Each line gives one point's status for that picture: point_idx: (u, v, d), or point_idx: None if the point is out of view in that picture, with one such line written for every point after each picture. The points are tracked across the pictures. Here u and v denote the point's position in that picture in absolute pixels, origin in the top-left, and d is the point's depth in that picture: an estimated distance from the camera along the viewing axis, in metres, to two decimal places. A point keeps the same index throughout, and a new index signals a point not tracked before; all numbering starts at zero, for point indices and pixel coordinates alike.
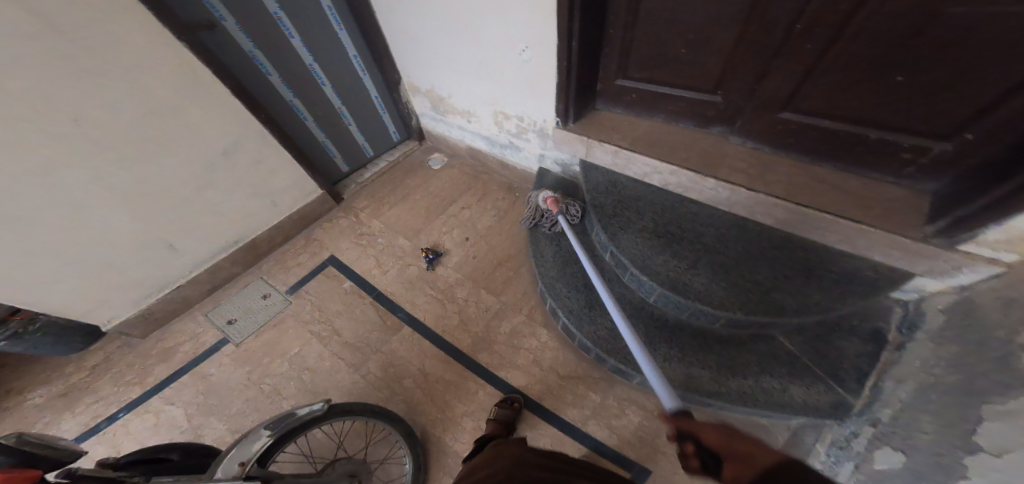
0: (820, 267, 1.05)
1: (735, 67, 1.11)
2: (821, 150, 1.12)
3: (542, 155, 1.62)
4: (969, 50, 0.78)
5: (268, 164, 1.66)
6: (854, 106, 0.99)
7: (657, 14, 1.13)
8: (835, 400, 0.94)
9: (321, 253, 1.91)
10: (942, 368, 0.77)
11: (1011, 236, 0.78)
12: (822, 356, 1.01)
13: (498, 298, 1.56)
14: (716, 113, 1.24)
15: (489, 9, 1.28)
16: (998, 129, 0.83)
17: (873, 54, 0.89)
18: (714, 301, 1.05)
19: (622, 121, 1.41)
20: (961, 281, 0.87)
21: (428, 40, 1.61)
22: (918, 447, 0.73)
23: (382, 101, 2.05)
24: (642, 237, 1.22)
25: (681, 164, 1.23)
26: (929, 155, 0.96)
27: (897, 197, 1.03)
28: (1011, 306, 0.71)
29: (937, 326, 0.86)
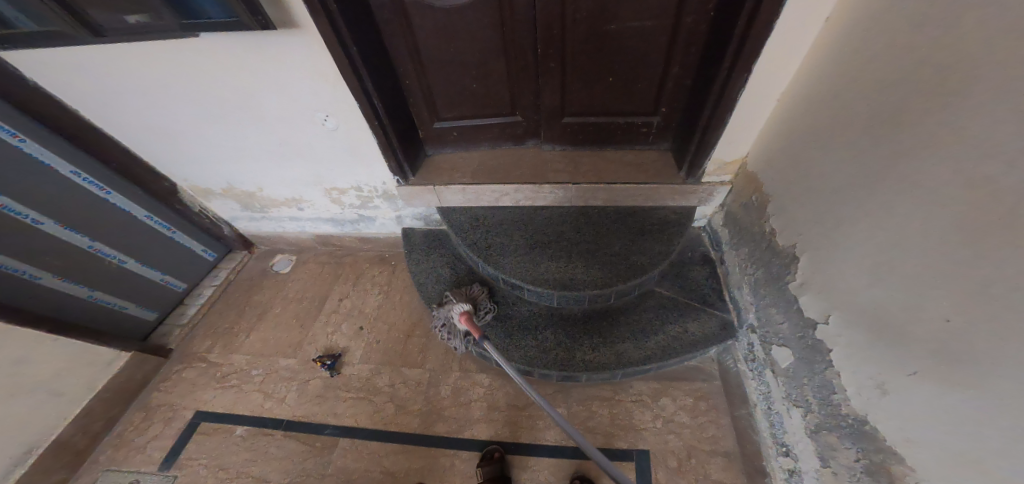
0: (646, 224, 1.42)
1: (518, 91, 1.25)
2: (598, 139, 1.38)
3: (398, 216, 1.56)
4: (637, 51, 1.11)
5: (13, 357, 1.17)
6: (601, 104, 1.27)
7: (438, 59, 1.14)
8: (721, 323, 1.30)
9: (183, 410, 1.50)
10: (751, 267, 1.21)
11: (718, 164, 1.26)
12: (689, 292, 1.39)
13: (424, 368, 1.52)
14: (523, 129, 1.37)
15: (259, 83, 1.09)
16: (677, 99, 1.23)
17: (589, 65, 1.15)
18: (598, 284, 1.31)
19: (455, 159, 1.42)
20: (719, 200, 1.37)
21: (195, 133, 1.28)
22: (789, 338, 1.05)
23: (165, 221, 1.57)
24: (520, 257, 1.38)
25: (519, 182, 1.35)
26: (654, 126, 1.32)
27: (655, 158, 1.38)
28: (750, 209, 1.22)
29: (728, 236, 1.34)
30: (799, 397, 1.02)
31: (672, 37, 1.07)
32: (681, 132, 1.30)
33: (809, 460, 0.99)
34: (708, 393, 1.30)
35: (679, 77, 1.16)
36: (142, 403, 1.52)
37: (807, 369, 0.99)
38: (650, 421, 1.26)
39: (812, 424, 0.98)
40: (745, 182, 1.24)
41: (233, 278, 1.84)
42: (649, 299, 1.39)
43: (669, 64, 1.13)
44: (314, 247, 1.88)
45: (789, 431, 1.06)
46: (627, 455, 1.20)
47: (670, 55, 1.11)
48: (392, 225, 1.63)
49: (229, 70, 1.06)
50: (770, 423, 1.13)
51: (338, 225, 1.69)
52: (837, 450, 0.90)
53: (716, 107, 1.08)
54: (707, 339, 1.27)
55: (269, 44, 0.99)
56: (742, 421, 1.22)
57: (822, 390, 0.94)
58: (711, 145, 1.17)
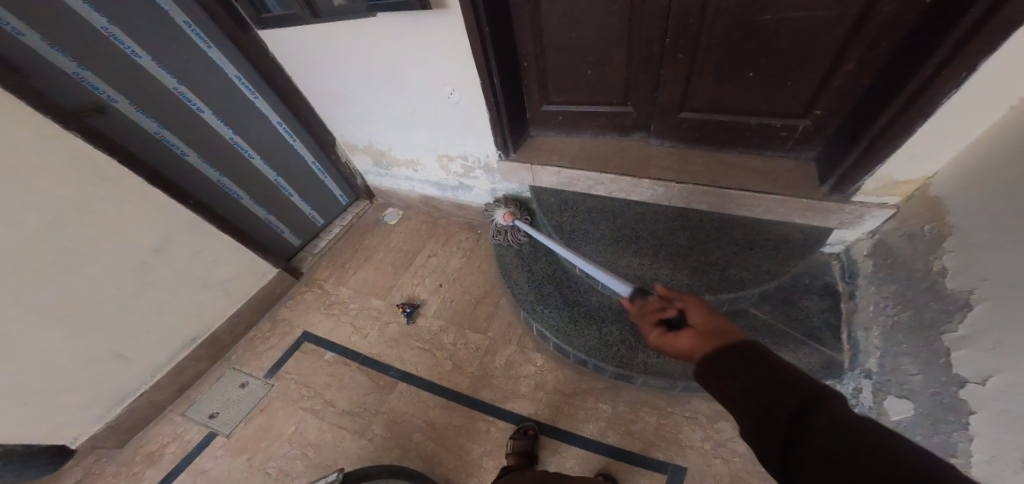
0: (751, 236, 1.26)
1: (637, 82, 1.27)
2: (720, 139, 1.29)
3: (493, 188, 1.71)
4: (797, 44, 1.01)
5: (210, 253, 1.59)
6: (733, 101, 1.19)
7: (561, 44, 1.25)
8: (828, 360, 1.08)
9: (297, 329, 1.82)
10: (894, 306, 0.98)
11: (882, 182, 1.03)
12: (797, 319, 1.17)
13: (485, 335, 1.58)
14: (636, 121, 1.38)
15: (411, 59, 1.36)
16: (837, 100, 1.07)
17: (731, 58, 1.10)
18: (683, 288, 1.22)
19: (558, 145, 1.50)
20: (867, 227, 1.12)
21: (356, 96, 1.64)
22: (918, 392, 0.89)
23: (320, 167, 2.02)
24: (603, 245, 1.38)
25: (617, 171, 1.36)
26: (798, 131, 1.18)
27: (790, 168, 1.22)
28: (918, 241, 0.96)
29: (870, 272, 1.09)
30: None
31: (852, 29, 0.94)
32: (839, 141, 1.12)
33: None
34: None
35: (853, 74, 1.01)
36: (273, 317, 1.89)
37: (928, 427, 0.86)
38: (700, 440, 1.15)
39: None
40: (922, 207, 0.98)
41: (356, 221, 2.23)
42: (739, 317, 1.22)
43: (835, 59, 1.00)
44: (418, 206, 2.16)
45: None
46: (662, 466, 1.12)
47: (841, 48, 0.98)
48: (484, 198, 1.81)
49: (392, 47, 1.35)
50: None
51: (442, 190, 1.92)
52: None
53: (898, 112, 0.89)
54: (807, 375, 1.06)
55: (422, 22, 1.23)
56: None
57: (941, 449, 0.84)
58: (878, 159, 0.97)
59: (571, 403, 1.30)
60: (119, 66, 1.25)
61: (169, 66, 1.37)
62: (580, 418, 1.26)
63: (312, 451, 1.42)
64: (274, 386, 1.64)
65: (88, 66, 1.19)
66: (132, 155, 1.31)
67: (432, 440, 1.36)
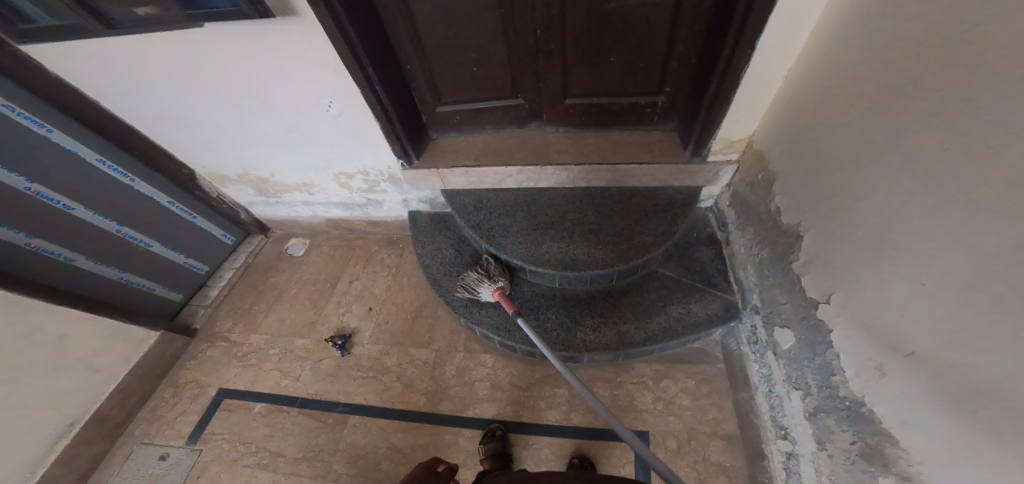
0: (651, 204, 1.39)
1: (519, 75, 1.25)
2: (601, 122, 1.36)
3: (405, 199, 1.64)
4: (638, 28, 1.08)
5: (49, 331, 1.28)
6: (603, 85, 1.25)
7: (439, 42, 1.16)
8: (726, 303, 1.27)
9: (207, 389, 1.60)
10: (755, 245, 1.17)
11: (723, 143, 1.21)
12: (695, 270, 1.36)
13: (430, 348, 1.56)
14: (526, 111, 1.37)
15: (262, 71, 1.14)
16: (682, 77, 1.19)
17: (592, 45, 1.13)
18: (600, 264, 1.31)
19: (457, 144, 1.45)
20: (724, 183, 1.33)
21: (208, 120, 1.37)
22: (792, 319, 1.02)
23: (186, 208, 1.68)
24: (523, 237, 1.41)
25: (523, 163, 1.36)
26: (658, 106, 1.28)
27: (661, 140, 1.34)
28: (757, 188, 1.17)
29: (734, 218, 1.29)
30: (799, 380, 0.99)
31: (675, 13, 1.03)
32: (686, 112, 1.26)
33: (805, 441, 0.98)
34: (711, 376, 1.29)
35: (683, 55, 1.12)
36: (172, 381, 1.62)
37: (808, 349, 0.96)
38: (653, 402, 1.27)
39: (810, 408, 0.96)
40: (752, 161, 1.19)
41: (254, 259, 1.94)
42: (652, 280, 1.37)
43: (671, 42, 1.10)
44: (327, 230, 1.95)
45: (787, 414, 1.04)
46: (627, 434, 1.27)
47: (671, 32, 1.08)
48: (398, 209, 1.71)
49: (233, 58, 1.12)
50: (770, 406, 1.10)
51: (348, 209, 1.76)
52: (833, 432, 0.88)
53: (718, 83, 1.05)
54: (712, 321, 1.25)
55: (269, 32, 1.03)
56: (743, 405, 1.20)
57: (821, 371, 0.92)
58: (715, 123, 1.13)
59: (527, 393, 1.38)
60: None
61: None
62: (541, 406, 1.35)
63: None
64: (206, 448, 1.45)
65: None
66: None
67: (401, 464, 1.36)
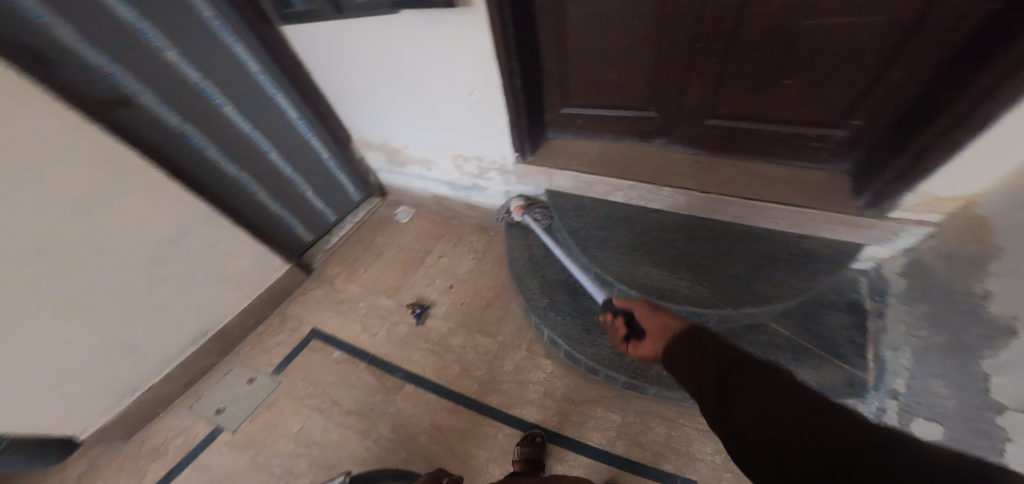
0: (776, 250, 1.22)
1: (661, 87, 1.26)
2: (749, 147, 1.27)
3: (507, 190, 1.74)
4: (838, 52, 0.98)
5: (225, 245, 1.60)
6: (763, 108, 1.16)
7: (585, 46, 1.25)
8: (850, 379, 1.05)
9: (303, 328, 1.82)
10: (928, 329, 0.93)
11: (922, 199, 0.97)
12: (819, 336, 1.12)
13: (494, 339, 1.55)
14: (654, 127, 1.38)
15: (429, 57, 1.35)
16: (875, 111, 1.03)
17: (768, 64, 1.07)
18: (699, 300, 1.18)
19: (574, 147, 1.53)
20: (906, 243, 1.05)
21: (373, 93, 1.65)
22: (947, 414, 0.85)
23: (337, 164, 2.03)
24: (620, 253, 1.37)
25: (637, 179, 1.35)
26: (832, 142, 1.14)
27: (822, 179, 1.19)
28: (958, 263, 0.90)
29: (904, 290, 1.04)
30: None
31: (903, 36, 0.89)
32: (877, 154, 1.08)
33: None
34: None
35: (901, 83, 0.96)
36: (283, 311, 1.89)
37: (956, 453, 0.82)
38: (711, 454, 1.12)
39: None
40: (963, 224, 0.92)
41: (367, 219, 2.22)
42: (758, 333, 1.17)
43: (879, 72, 0.97)
44: (428, 205, 2.15)
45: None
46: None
47: (887, 59, 0.94)
48: (497, 198, 1.83)
49: (410, 45, 1.35)
50: None
51: (455, 190, 1.93)
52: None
53: (946, 128, 0.86)
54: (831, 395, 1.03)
55: (450, 22, 1.21)
56: None
57: None
58: (921, 174, 0.93)
59: (582, 413, 1.26)
60: (147, 62, 1.26)
61: (195, 62, 1.37)
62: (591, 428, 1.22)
63: (315, 451, 1.42)
64: (281, 384, 1.63)
65: (119, 61, 1.20)
66: (156, 150, 1.32)
67: (438, 443, 1.34)
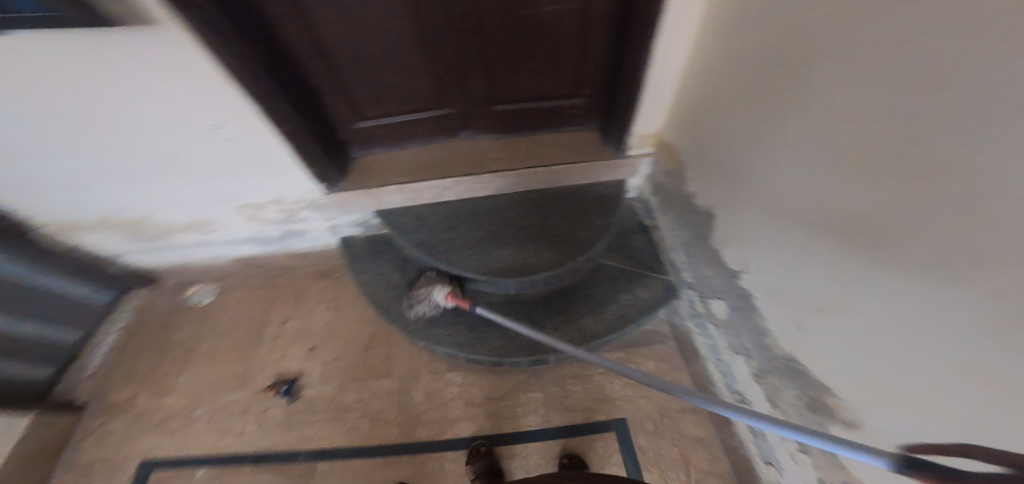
0: (586, 199, 1.47)
1: (440, 84, 1.36)
2: (531, 124, 1.48)
3: (332, 226, 1.63)
4: (555, 37, 1.23)
5: None
6: (525, 88, 1.38)
7: (344, 51, 1.23)
8: (666, 285, 1.39)
9: (124, 465, 1.35)
10: (686, 230, 1.31)
11: (640, 137, 1.39)
12: (635, 258, 1.48)
13: (391, 377, 1.49)
14: (452, 122, 1.48)
15: (142, 100, 1.08)
16: (596, 80, 1.37)
17: (513, 50, 1.26)
18: (550, 265, 1.35)
19: (388, 162, 1.52)
20: (645, 172, 1.49)
21: (82, 158, 1.23)
22: (724, 290, 1.15)
23: (51, 280, 1.41)
24: (473, 248, 1.42)
25: (459, 174, 1.45)
26: (579, 108, 1.44)
27: (584, 138, 1.49)
28: (673, 175, 1.35)
29: (659, 206, 1.45)
30: (739, 345, 1.11)
31: (585, 21, 1.19)
32: (604, 112, 1.43)
33: (761, 405, 1.04)
34: (670, 354, 1.35)
35: (596, 59, 1.30)
36: (71, 464, 1.36)
37: (740, 314, 1.09)
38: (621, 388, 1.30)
39: (752, 369, 1.06)
40: (664, 152, 1.39)
41: (141, 319, 1.67)
42: (599, 274, 1.46)
43: (585, 51, 1.28)
44: (240, 271, 1.76)
45: (740, 383, 1.11)
46: (607, 426, 1.24)
47: (584, 40, 1.24)
48: (326, 236, 1.68)
49: (104, 86, 1.04)
50: (721, 375, 1.19)
51: (267, 244, 1.68)
52: (781, 391, 0.95)
53: (631, 86, 1.22)
54: (658, 303, 1.36)
55: (149, 50, 0.97)
56: (699, 377, 1.29)
57: (755, 333, 1.04)
58: (630, 120, 1.31)
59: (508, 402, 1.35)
60: None
61: None
62: (525, 411, 1.31)
63: None
64: None
65: None
66: None
67: None
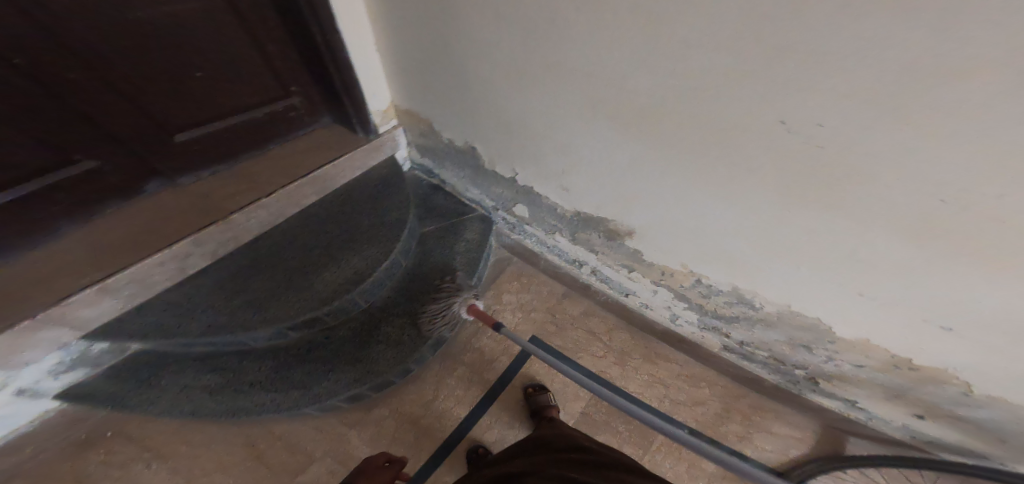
0: (369, 185, 1.30)
1: (79, 133, 0.86)
2: (248, 145, 1.18)
3: (14, 390, 0.90)
4: (218, 31, 0.95)
5: None
6: (216, 105, 1.06)
7: None
8: (479, 219, 1.40)
9: None
10: (458, 167, 1.32)
11: (382, 115, 1.30)
12: (444, 213, 1.41)
13: (310, 460, 1.13)
14: (120, 177, 0.99)
15: None
16: (296, 72, 1.17)
17: (172, 61, 0.91)
18: (378, 259, 1.15)
19: (26, 279, 0.86)
20: (405, 142, 1.41)
21: None
22: (511, 196, 1.24)
23: None
24: (289, 298, 1.03)
25: (197, 232, 0.99)
26: (298, 107, 1.24)
27: (325, 136, 1.30)
28: (427, 133, 1.30)
29: (434, 163, 1.40)
30: (549, 226, 1.22)
31: (235, 12, 0.96)
32: (330, 102, 1.27)
33: (587, 256, 1.20)
34: (521, 271, 1.41)
35: (278, 53, 1.11)
36: None
37: (533, 204, 1.19)
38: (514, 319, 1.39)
39: (569, 238, 1.20)
40: (406, 118, 1.32)
41: None
42: (425, 241, 1.35)
43: (258, 38, 1.04)
44: None
45: (568, 252, 1.25)
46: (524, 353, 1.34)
47: (250, 23, 0.99)
48: (20, 408, 0.95)
49: None
50: (557, 256, 1.31)
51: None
52: (590, 240, 1.12)
53: (337, 68, 1.09)
54: (482, 235, 1.38)
55: None
56: (547, 269, 1.40)
57: (551, 211, 1.16)
58: (363, 102, 1.20)
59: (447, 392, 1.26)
60: None
61: None
62: (463, 392, 1.27)
63: None
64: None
65: None
66: None
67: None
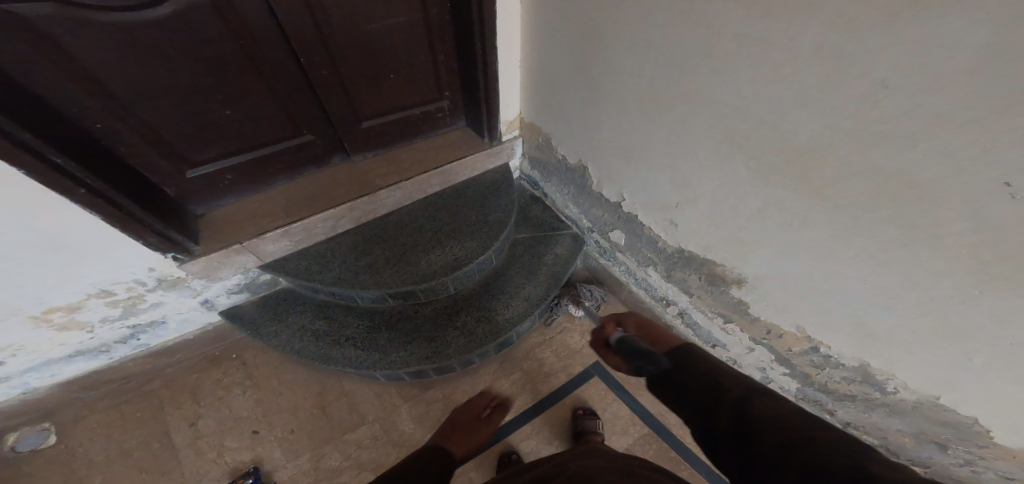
0: (479, 185, 1.42)
1: (290, 110, 1.13)
2: (398, 137, 1.38)
3: (205, 299, 1.20)
4: (404, 45, 1.16)
5: None
6: (386, 102, 1.26)
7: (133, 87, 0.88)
8: (573, 237, 1.45)
9: None
10: (564, 184, 1.39)
11: (508, 125, 1.42)
12: (539, 224, 1.48)
13: (364, 421, 1.22)
14: (307, 148, 1.24)
15: None
16: (452, 80, 1.34)
17: (365, 64, 1.14)
18: (475, 252, 1.23)
19: (248, 210, 1.21)
20: (520, 152, 1.51)
21: None
22: (610, 221, 1.27)
23: None
24: (395, 267, 1.21)
25: (345, 203, 1.23)
26: (445, 108, 1.41)
27: (457, 136, 1.46)
28: (542, 148, 1.39)
29: (541, 177, 1.49)
30: (642, 259, 1.22)
31: (426, 30, 1.16)
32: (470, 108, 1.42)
33: (680, 298, 1.17)
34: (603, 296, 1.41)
35: (446, 62, 1.28)
36: None
37: (633, 233, 1.20)
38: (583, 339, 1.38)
39: (663, 274, 1.18)
40: (528, 131, 1.42)
41: None
42: (517, 245, 1.43)
43: (434, 52, 1.22)
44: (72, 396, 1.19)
45: (658, 288, 1.23)
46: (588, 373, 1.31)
47: (431, 41, 1.19)
48: (202, 316, 1.24)
49: None
50: (645, 290, 1.30)
51: (110, 351, 1.16)
52: (687, 280, 1.10)
53: (486, 79, 1.23)
54: (572, 252, 1.41)
55: None
56: (629, 300, 1.39)
57: (651, 243, 1.15)
58: (497, 110, 1.31)
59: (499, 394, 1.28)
60: None
61: None
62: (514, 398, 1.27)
63: None
64: None
65: None
66: None
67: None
